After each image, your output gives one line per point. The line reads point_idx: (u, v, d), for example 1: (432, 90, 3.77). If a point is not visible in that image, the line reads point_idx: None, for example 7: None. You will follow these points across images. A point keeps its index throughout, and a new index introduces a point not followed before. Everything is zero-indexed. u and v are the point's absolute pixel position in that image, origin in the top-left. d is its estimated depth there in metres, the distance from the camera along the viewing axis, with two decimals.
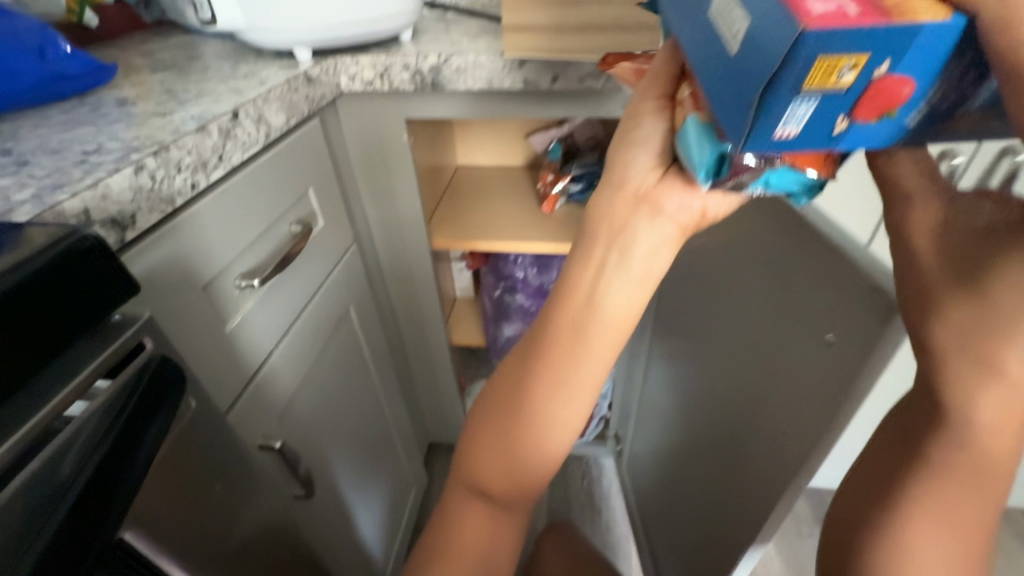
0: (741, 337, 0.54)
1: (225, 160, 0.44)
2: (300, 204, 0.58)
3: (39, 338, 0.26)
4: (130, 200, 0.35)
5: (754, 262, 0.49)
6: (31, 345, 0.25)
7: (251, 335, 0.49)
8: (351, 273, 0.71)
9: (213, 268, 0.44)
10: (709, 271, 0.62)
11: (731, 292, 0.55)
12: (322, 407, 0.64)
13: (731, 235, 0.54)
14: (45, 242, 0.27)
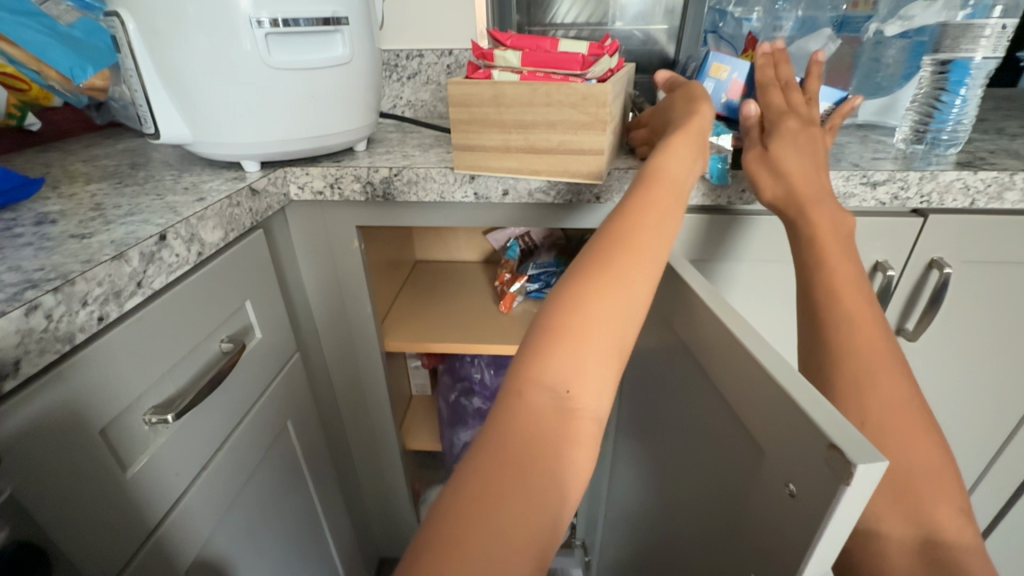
0: (699, 460, 0.51)
1: (145, 285, 0.41)
2: (233, 319, 0.54)
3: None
4: (14, 345, 0.31)
5: (705, 384, 0.48)
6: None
7: (158, 477, 0.43)
8: (291, 385, 0.66)
9: (116, 406, 0.39)
10: (665, 383, 0.61)
11: (687, 410, 0.54)
12: (244, 544, 0.56)
13: (682, 353, 0.53)
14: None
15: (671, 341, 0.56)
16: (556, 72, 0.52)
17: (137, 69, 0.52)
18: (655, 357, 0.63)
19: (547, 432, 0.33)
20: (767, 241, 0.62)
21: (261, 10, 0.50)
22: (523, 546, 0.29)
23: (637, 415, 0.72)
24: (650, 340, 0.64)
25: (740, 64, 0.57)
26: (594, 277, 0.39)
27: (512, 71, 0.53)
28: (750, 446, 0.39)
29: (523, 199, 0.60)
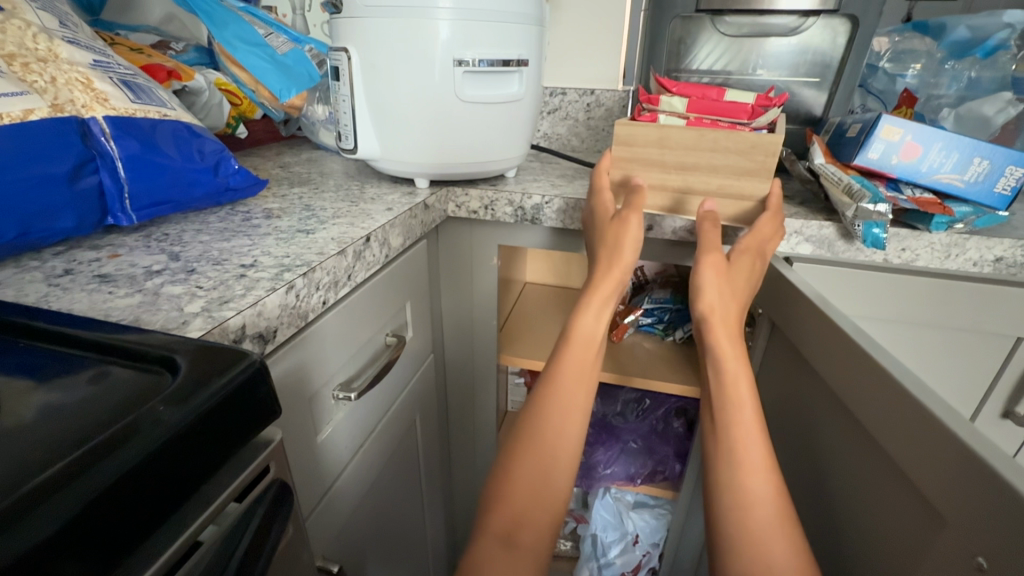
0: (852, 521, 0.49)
1: (352, 279, 0.48)
2: (397, 317, 0.61)
3: (191, 477, 0.26)
4: (276, 316, 0.38)
5: (865, 439, 0.47)
6: (180, 483, 0.25)
7: (335, 446, 0.49)
8: (423, 383, 0.71)
9: (321, 378, 0.45)
10: (801, 437, 0.60)
11: (844, 460, 0.51)
12: (373, 522, 0.61)
13: (835, 405, 0.52)
14: (227, 365, 0.28)
15: (819, 390, 0.55)
16: (723, 120, 0.55)
17: (351, 94, 0.62)
18: (791, 409, 0.61)
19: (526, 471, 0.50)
20: (924, 302, 0.60)
21: (462, 52, 0.58)
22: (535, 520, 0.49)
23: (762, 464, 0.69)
24: (788, 388, 0.63)
25: (914, 128, 0.54)
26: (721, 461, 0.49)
27: (677, 118, 0.56)
28: (927, 512, 0.38)
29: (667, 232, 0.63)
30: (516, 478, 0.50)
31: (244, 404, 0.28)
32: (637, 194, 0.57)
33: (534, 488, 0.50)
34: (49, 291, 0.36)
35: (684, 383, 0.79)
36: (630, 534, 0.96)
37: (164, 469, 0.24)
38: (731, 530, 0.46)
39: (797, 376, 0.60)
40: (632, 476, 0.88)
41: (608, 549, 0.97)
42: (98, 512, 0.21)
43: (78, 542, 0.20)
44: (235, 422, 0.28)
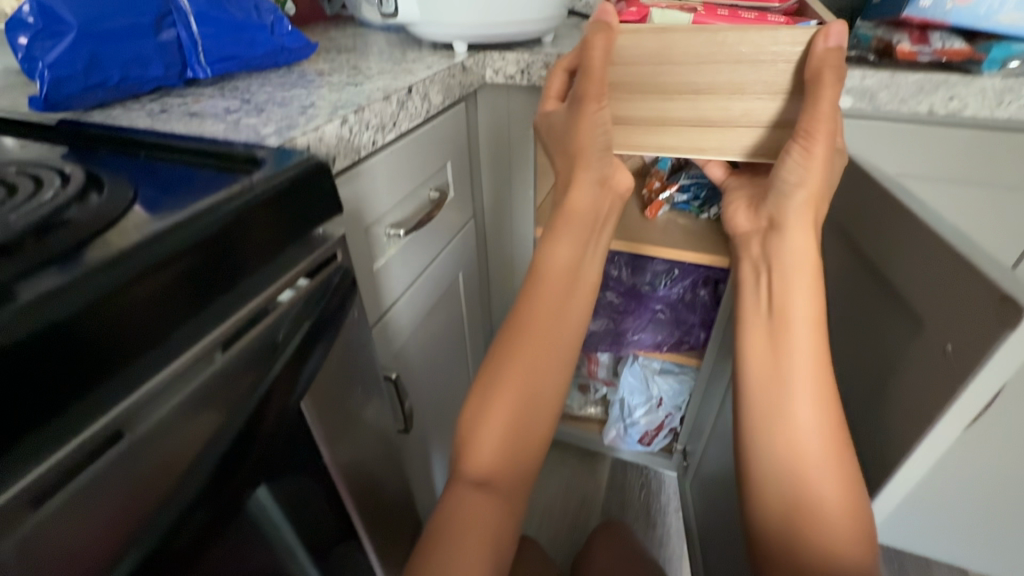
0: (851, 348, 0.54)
1: (396, 127, 0.53)
2: (439, 176, 0.66)
3: (269, 246, 0.34)
4: (333, 147, 0.44)
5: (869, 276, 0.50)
6: (269, 241, 0.33)
7: (391, 275, 0.57)
8: (465, 245, 0.79)
9: (375, 212, 0.52)
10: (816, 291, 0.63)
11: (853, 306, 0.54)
12: (424, 355, 0.73)
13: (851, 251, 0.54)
14: (291, 169, 0.35)
15: (839, 240, 0.57)
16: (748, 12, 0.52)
17: None
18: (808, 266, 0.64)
19: (519, 387, 0.54)
20: (968, 159, 0.58)
21: None
22: (523, 444, 0.54)
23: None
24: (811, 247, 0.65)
25: None
26: (767, 410, 0.49)
27: (683, 13, 0.53)
28: (910, 322, 0.42)
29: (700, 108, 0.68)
30: (500, 397, 0.54)
31: (307, 195, 0.36)
32: (582, 81, 0.53)
33: (519, 407, 0.54)
34: (153, 122, 0.44)
35: (713, 254, 0.82)
36: (654, 399, 1.05)
37: (246, 234, 0.32)
38: (786, 492, 0.47)
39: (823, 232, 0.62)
40: (658, 343, 0.95)
41: (634, 410, 1.07)
42: (217, 240, 0.30)
43: (192, 263, 0.28)
44: (304, 207, 0.36)
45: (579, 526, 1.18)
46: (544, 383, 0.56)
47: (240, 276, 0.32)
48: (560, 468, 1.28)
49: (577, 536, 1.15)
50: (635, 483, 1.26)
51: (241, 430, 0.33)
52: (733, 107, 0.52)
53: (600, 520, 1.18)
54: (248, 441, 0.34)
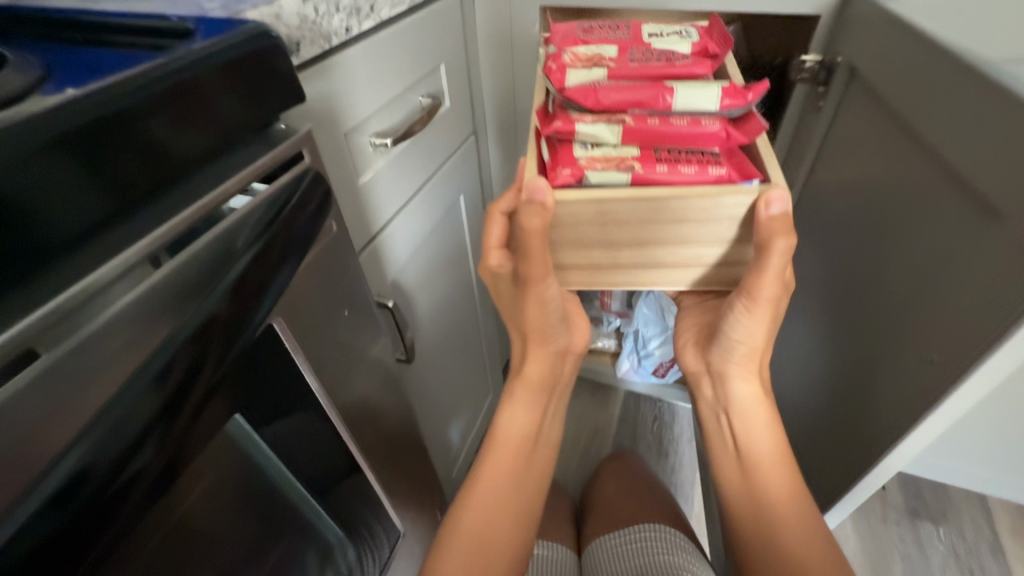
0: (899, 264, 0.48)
1: (376, 11, 0.45)
2: (431, 81, 0.59)
3: (200, 135, 0.27)
4: (298, 27, 0.37)
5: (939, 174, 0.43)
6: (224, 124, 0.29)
7: (379, 193, 0.52)
8: (464, 165, 0.72)
9: (356, 116, 0.46)
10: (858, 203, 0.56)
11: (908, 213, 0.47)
12: (425, 284, 0.69)
13: (911, 152, 0.47)
14: (234, 39, 0.29)
15: (897, 138, 0.49)
16: (689, 165, 0.48)
17: None
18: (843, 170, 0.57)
19: (492, 474, 0.59)
20: None
21: None
22: (502, 520, 0.57)
23: (812, 241, 0.66)
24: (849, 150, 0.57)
25: None
26: (752, 506, 0.59)
27: (621, 169, 0.48)
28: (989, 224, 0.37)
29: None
30: (472, 499, 0.58)
31: (272, 77, 0.31)
32: (523, 265, 0.52)
33: (492, 486, 0.58)
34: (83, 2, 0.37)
35: None
36: (670, 329, 1.01)
37: (176, 117, 0.26)
38: (761, 550, 0.57)
39: (871, 132, 0.54)
40: None
41: (648, 341, 1.04)
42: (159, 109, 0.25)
43: (98, 143, 0.23)
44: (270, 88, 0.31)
45: (589, 456, 1.18)
46: (531, 457, 0.63)
47: (169, 169, 0.26)
48: (570, 400, 1.28)
49: (587, 465, 1.16)
50: (646, 413, 1.25)
51: (191, 359, 0.26)
52: (687, 253, 0.53)
53: (612, 450, 1.18)
54: (197, 377, 0.26)
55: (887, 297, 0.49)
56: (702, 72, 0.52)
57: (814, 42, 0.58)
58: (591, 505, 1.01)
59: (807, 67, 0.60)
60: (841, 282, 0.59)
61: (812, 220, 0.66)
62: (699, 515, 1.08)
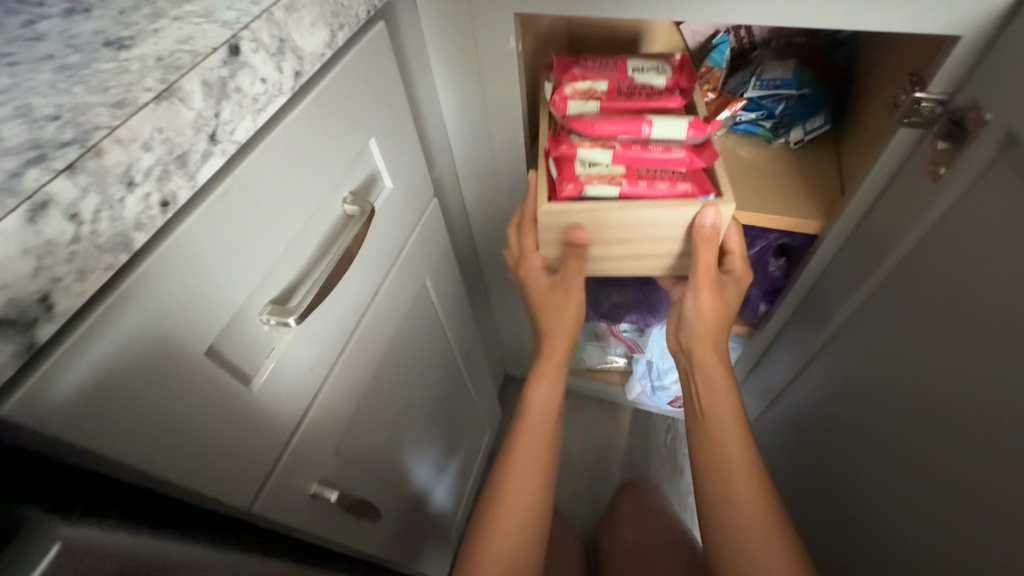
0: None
1: (222, 139, 0.26)
2: (357, 167, 0.39)
3: None
4: (29, 276, 0.19)
5: None
6: None
7: (288, 383, 0.35)
8: (426, 238, 0.54)
9: (218, 312, 0.28)
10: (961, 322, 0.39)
11: None
12: (385, 401, 0.53)
13: None
14: None
15: None
16: (663, 181, 0.46)
17: None
18: (954, 273, 0.39)
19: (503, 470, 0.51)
20: None
21: None
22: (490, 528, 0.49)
23: (875, 324, 0.49)
24: (954, 243, 0.39)
25: None
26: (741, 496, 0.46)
27: (609, 183, 0.46)
28: None
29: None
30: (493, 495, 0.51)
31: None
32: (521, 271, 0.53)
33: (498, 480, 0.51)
34: None
35: (790, 216, 0.55)
36: None
37: None
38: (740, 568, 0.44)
39: (991, 220, 0.35)
40: None
41: (664, 374, 0.90)
42: None
43: None
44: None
45: (600, 479, 1.09)
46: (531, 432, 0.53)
47: None
48: (576, 413, 1.17)
49: (598, 491, 1.07)
50: (659, 425, 1.14)
51: None
52: (648, 252, 0.51)
53: (622, 471, 1.09)
54: None
55: (997, 479, 0.34)
56: (675, 107, 0.48)
57: (937, 76, 0.38)
58: (603, 546, 0.93)
59: (925, 107, 0.39)
60: (915, 405, 0.43)
61: (879, 297, 0.49)
62: None
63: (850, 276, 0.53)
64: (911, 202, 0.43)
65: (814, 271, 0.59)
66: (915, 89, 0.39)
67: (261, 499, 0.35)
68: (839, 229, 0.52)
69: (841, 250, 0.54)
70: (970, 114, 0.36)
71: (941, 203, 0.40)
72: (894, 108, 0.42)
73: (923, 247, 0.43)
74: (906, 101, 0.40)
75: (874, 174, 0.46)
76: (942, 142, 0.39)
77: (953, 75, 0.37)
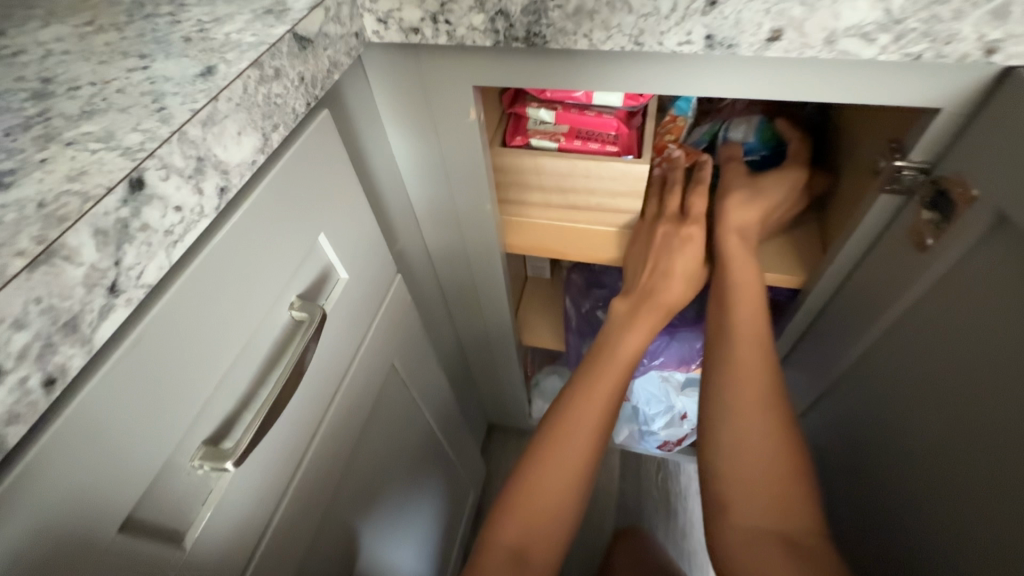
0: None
1: (125, 288, 0.22)
2: (306, 267, 0.35)
3: None
4: None
5: None
6: None
7: (235, 527, 0.31)
8: (393, 317, 0.50)
9: (136, 478, 0.24)
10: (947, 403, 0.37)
11: None
12: (354, 495, 0.49)
13: None
14: None
15: None
16: (593, 143, 0.53)
17: None
18: (944, 351, 0.37)
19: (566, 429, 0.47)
20: None
21: None
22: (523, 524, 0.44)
23: (865, 388, 0.47)
24: (945, 318, 0.37)
25: None
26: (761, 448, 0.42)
27: (549, 139, 0.53)
28: None
29: (796, 73, 0.33)
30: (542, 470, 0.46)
31: None
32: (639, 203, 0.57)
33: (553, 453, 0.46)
34: None
35: (772, 271, 0.53)
36: (677, 409, 0.84)
37: None
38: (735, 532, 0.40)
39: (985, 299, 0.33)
40: (686, 361, 0.73)
41: (652, 421, 0.87)
42: None
43: None
44: None
45: (592, 527, 1.05)
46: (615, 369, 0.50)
47: None
48: None
49: (591, 540, 1.03)
50: (650, 465, 1.11)
51: None
52: (590, 202, 0.56)
53: (616, 517, 1.05)
54: None
55: None
56: None
57: (917, 146, 0.36)
58: None
59: (906, 176, 0.38)
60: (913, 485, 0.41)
61: (867, 360, 0.47)
62: None
63: (839, 337, 0.51)
64: (894, 270, 0.41)
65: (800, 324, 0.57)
66: (895, 157, 0.38)
67: None
68: (822, 289, 0.51)
69: (828, 306, 0.53)
70: (956, 188, 0.35)
71: (927, 274, 0.38)
72: (875, 174, 0.40)
73: (911, 316, 0.41)
74: (887, 168, 0.38)
75: (856, 237, 0.44)
76: (926, 211, 0.37)
77: (935, 146, 0.36)
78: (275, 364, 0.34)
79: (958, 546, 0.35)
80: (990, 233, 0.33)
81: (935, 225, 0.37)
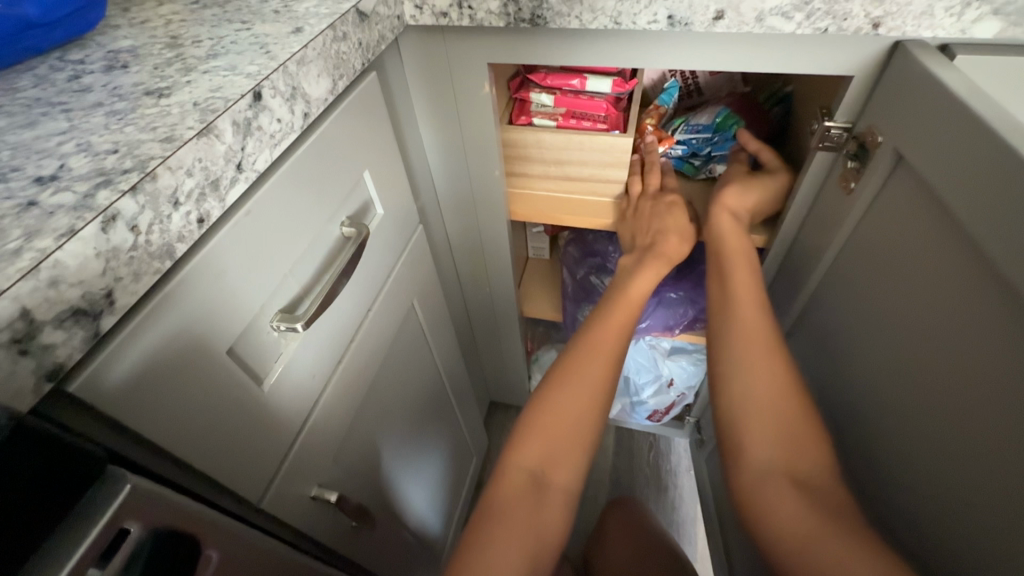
0: (929, 407, 0.38)
1: (246, 168, 0.31)
2: (353, 196, 0.44)
3: None
4: (99, 274, 0.23)
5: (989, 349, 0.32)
6: None
7: (295, 386, 0.39)
8: (414, 262, 0.59)
9: (238, 318, 0.33)
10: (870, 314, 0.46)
11: (943, 367, 0.37)
12: (378, 414, 0.57)
13: (949, 285, 0.36)
14: None
15: (926, 258, 0.38)
16: (586, 122, 0.62)
17: None
18: (869, 274, 0.46)
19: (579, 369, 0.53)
20: None
21: None
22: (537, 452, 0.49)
23: (814, 323, 0.56)
24: (867, 246, 0.46)
25: None
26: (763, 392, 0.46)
27: (549, 118, 0.63)
28: None
29: (738, 47, 0.42)
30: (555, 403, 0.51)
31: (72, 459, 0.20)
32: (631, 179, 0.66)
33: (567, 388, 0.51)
34: None
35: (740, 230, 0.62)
36: (664, 378, 0.92)
37: None
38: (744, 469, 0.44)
39: (894, 223, 0.42)
40: (670, 327, 0.81)
41: (642, 390, 0.94)
42: None
43: None
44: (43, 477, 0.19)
45: (588, 500, 1.11)
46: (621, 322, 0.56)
47: None
48: None
49: (586, 512, 1.09)
50: (642, 444, 1.18)
51: None
52: (584, 172, 0.66)
53: (609, 491, 1.11)
54: None
55: (917, 444, 0.39)
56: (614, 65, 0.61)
57: (840, 108, 0.46)
58: (592, 563, 0.94)
59: (834, 134, 0.47)
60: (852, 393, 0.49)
61: (816, 299, 0.56)
62: (703, 556, 1.03)
63: (795, 284, 0.59)
64: (832, 215, 0.50)
65: (766, 281, 0.66)
66: (825, 119, 0.47)
67: (268, 497, 0.38)
68: (780, 242, 0.60)
69: (785, 260, 0.61)
70: (869, 138, 0.44)
71: (853, 213, 0.47)
72: (812, 135, 0.50)
73: (845, 252, 0.50)
74: (819, 128, 0.47)
75: (803, 191, 0.53)
76: (852, 161, 0.47)
77: (853, 108, 0.45)
78: (328, 268, 0.42)
79: (898, 434, 0.42)
80: (894, 170, 0.42)
81: (858, 171, 0.46)
